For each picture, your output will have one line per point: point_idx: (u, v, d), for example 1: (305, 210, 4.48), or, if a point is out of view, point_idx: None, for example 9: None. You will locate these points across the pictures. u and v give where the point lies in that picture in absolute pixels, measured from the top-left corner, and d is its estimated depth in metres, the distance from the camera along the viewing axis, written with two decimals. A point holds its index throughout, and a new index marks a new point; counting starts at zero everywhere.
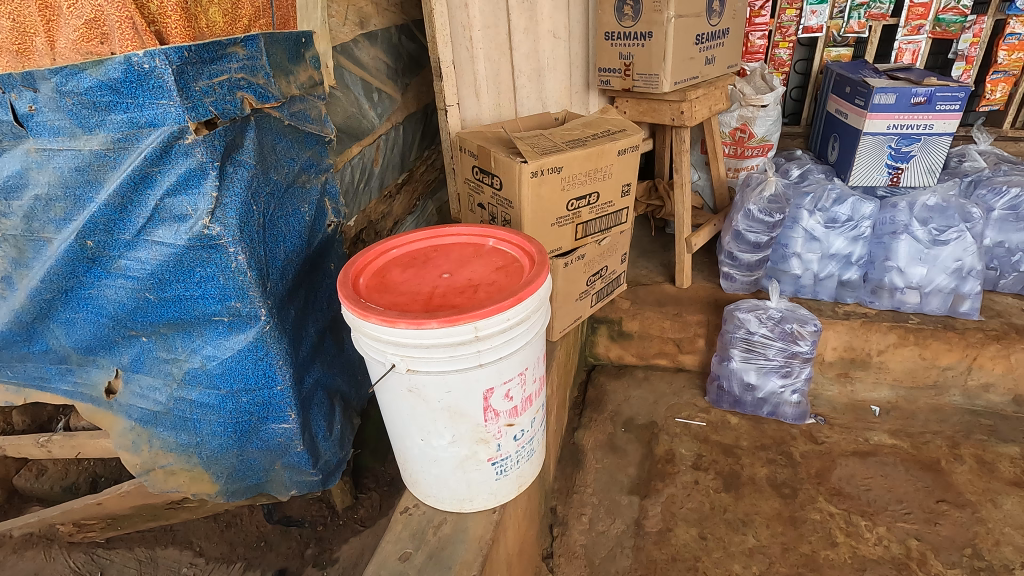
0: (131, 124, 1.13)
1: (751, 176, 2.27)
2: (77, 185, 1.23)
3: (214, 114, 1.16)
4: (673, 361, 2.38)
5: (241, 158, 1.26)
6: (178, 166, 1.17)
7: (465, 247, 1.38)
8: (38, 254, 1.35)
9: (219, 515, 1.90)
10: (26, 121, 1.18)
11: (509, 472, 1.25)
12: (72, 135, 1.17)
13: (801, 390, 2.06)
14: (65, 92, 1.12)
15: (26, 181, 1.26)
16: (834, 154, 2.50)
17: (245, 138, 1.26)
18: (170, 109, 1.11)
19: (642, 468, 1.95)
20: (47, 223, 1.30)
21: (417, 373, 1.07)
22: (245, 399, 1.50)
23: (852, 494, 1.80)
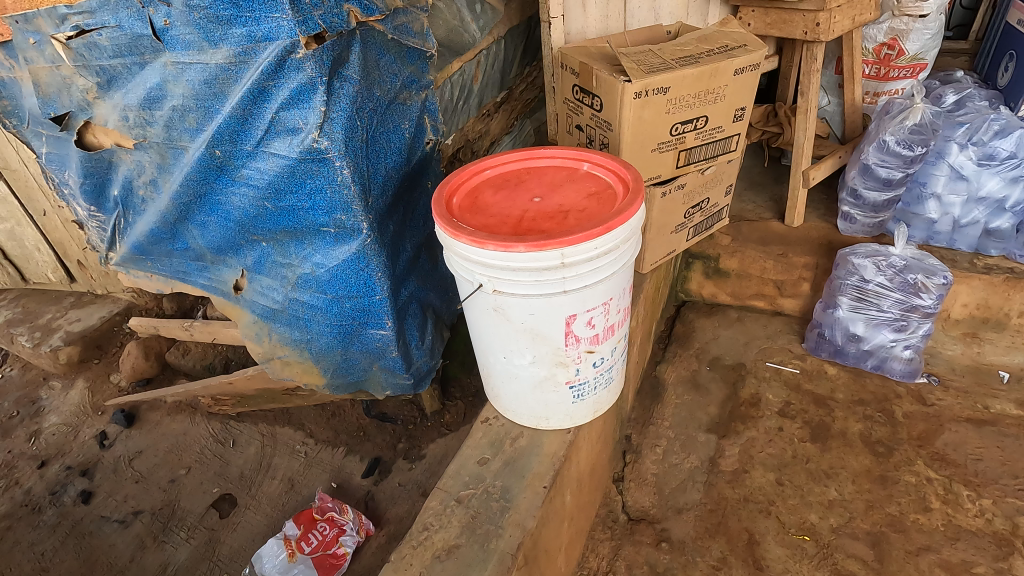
0: (249, 38, 1.20)
1: (892, 102, 1.98)
2: (205, 97, 1.33)
3: (322, 29, 1.19)
4: (771, 304, 2.25)
5: (347, 73, 1.29)
6: (290, 80, 1.23)
7: (559, 171, 1.35)
8: (177, 161, 1.50)
9: (326, 405, 2.14)
10: (163, 35, 1.27)
11: (586, 397, 1.28)
12: (200, 49, 1.25)
13: (915, 347, 1.89)
14: (193, 7, 1.20)
15: (164, 93, 1.38)
16: (1005, 77, 2.10)
17: (351, 53, 1.28)
18: (283, 23, 1.15)
19: (723, 409, 1.92)
20: (183, 132, 1.43)
21: (503, 294, 1.10)
22: (348, 305, 1.63)
23: (957, 461, 1.67)
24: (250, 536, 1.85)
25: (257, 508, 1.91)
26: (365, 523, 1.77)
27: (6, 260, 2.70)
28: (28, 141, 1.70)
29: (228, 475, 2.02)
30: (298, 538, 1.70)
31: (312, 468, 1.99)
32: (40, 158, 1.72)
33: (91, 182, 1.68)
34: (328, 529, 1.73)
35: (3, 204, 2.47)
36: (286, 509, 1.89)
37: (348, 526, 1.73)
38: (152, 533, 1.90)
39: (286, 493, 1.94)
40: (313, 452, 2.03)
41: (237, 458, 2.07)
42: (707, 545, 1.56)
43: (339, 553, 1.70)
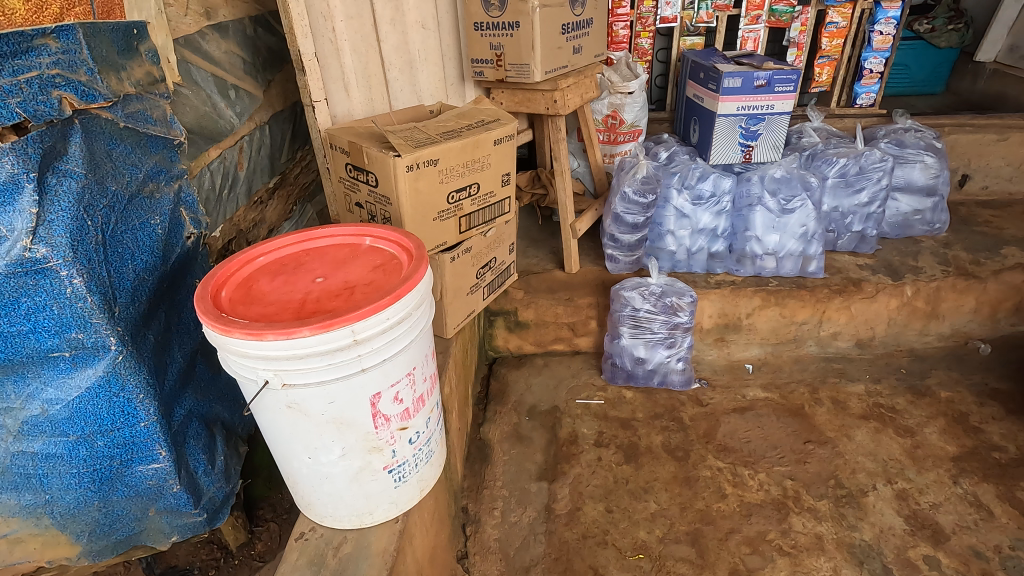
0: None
1: (625, 160, 2.37)
2: None
3: (24, 117, 1.00)
4: (569, 345, 2.45)
5: (66, 166, 1.09)
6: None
7: (341, 248, 1.30)
8: None
9: None
10: None
11: (408, 478, 1.18)
12: None
13: (685, 358, 2.20)
14: None
15: None
16: (695, 136, 2.68)
17: (70, 144, 1.10)
18: None
19: (548, 453, 2.00)
20: None
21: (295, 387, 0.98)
22: (102, 443, 1.32)
23: (735, 447, 1.96)
24: None
25: None
26: None
27: None
28: None
29: None
30: None
31: None
32: None
33: None
34: None
35: None
36: None
37: None
38: None
39: None
40: None
41: None
42: None
43: None
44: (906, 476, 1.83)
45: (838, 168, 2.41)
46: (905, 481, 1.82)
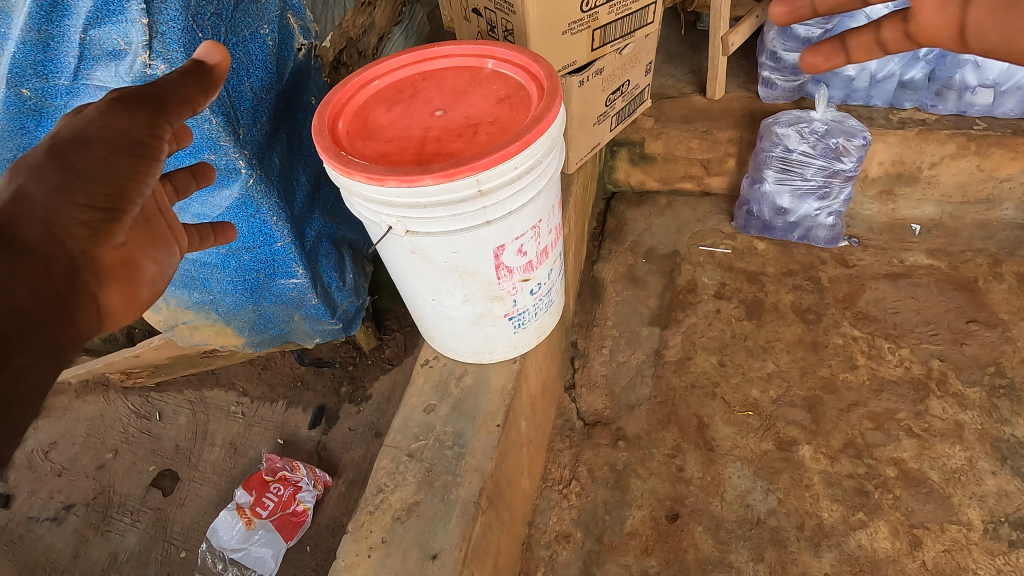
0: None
1: None
2: None
3: None
4: (699, 185, 2.20)
5: None
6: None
7: (461, 74, 1.15)
8: None
9: (254, 359, 1.98)
10: None
11: (527, 325, 1.20)
12: None
13: (838, 212, 1.91)
14: None
15: None
16: None
17: None
18: None
19: (662, 299, 1.93)
20: None
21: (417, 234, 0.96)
22: (248, 257, 1.44)
23: (878, 317, 1.77)
24: (201, 508, 1.76)
25: (203, 478, 1.81)
26: (320, 475, 1.70)
27: None
28: None
29: (163, 450, 1.88)
30: (252, 505, 1.62)
31: (253, 427, 1.88)
32: None
33: None
34: (283, 489, 1.65)
35: None
36: (234, 475, 1.80)
37: (304, 482, 1.66)
38: (91, 524, 1.77)
39: (230, 458, 1.83)
40: (250, 411, 1.91)
41: (168, 430, 1.91)
42: (662, 436, 1.62)
43: (299, 511, 1.64)
44: None
45: None
46: None
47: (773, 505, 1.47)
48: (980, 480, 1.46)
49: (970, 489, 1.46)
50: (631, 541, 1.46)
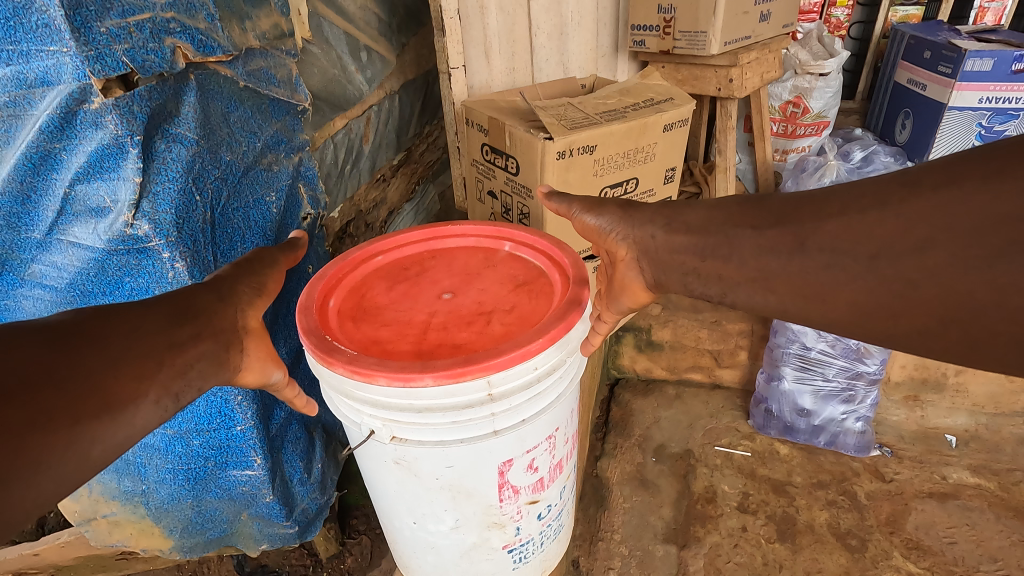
0: (19, 82, 0.82)
1: (806, 160, 2.13)
2: None
3: (130, 68, 0.83)
4: (708, 377, 2.07)
5: (177, 130, 0.94)
6: (85, 141, 0.86)
7: (475, 254, 1.05)
8: None
9: (182, 562, 1.62)
10: None
11: (529, 558, 1.03)
12: None
13: (866, 417, 1.77)
14: None
15: None
16: (904, 134, 2.29)
17: (183, 104, 0.94)
18: (63, 58, 0.78)
19: (678, 509, 1.65)
20: None
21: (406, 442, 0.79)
22: (198, 442, 1.20)
23: (933, 548, 1.51)
24: None
25: None
26: None
27: None
28: None
29: None
30: None
31: None
32: None
33: None
34: None
35: None
36: None
37: None
38: None
39: None
40: None
41: None
42: None
43: None
44: None
45: None
46: None
47: None
48: None
49: None
50: None
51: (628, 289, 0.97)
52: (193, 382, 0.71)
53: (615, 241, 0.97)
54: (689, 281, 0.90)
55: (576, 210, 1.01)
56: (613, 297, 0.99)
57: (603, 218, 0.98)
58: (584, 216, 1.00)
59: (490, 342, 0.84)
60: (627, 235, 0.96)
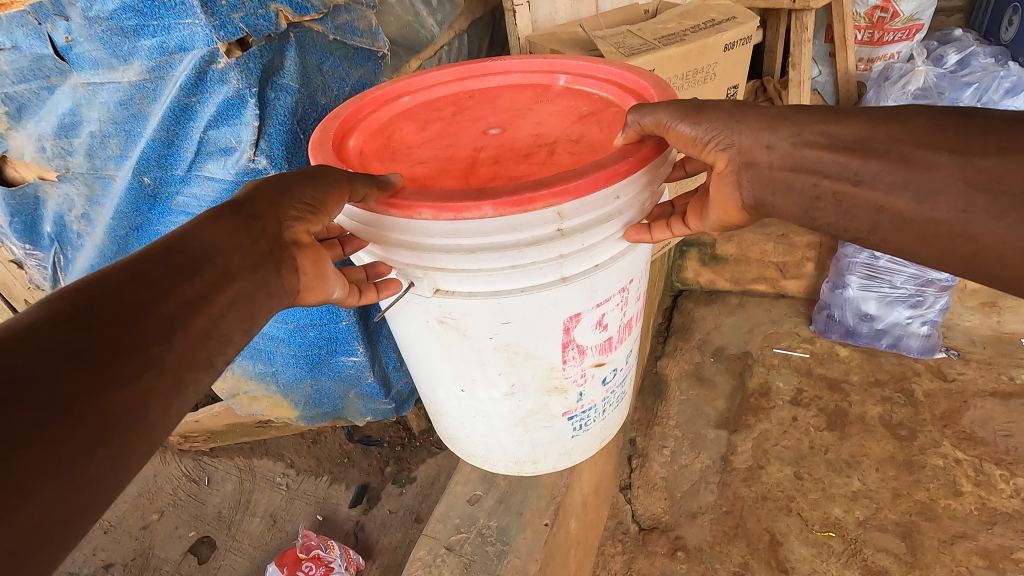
0: (162, 50, 1.05)
1: (892, 67, 2.02)
2: (124, 120, 1.17)
3: (245, 32, 1.04)
4: (773, 287, 2.12)
5: (282, 82, 1.14)
6: (215, 95, 1.09)
7: (522, 90, 1.08)
8: (106, 191, 1.32)
9: (305, 432, 2.00)
10: (66, 54, 1.08)
11: (589, 426, 1.12)
12: (110, 67, 1.08)
13: (933, 322, 1.77)
14: (92, 18, 1.02)
15: (79, 118, 1.19)
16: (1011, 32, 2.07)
17: (286, 59, 1.13)
18: (196, 29, 1.00)
19: (732, 401, 1.78)
20: (107, 160, 1.25)
21: (457, 289, 0.84)
22: (313, 334, 1.47)
23: (986, 439, 1.57)
24: None
25: (239, 549, 1.75)
26: (353, 557, 1.62)
27: None
28: None
29: (205, 516, 1.85)
30: None
31: (295, 501, 1.83)
32: None
33: (18, 219, 1.43)
34: (314, 569, 1.55)
35: None
36: (269, 549, 1.73)
37: (336, 564, 1.57)
38: None
39: (268, 530, 1.77)
40: (294, 484, 1.87)
41: (212, 496, 1.90)
42: (726, 551, 1.44)
43: None
44: None
45: None
46: None
47: None
48: None
49: None
50: None
51: (716, 205, 0.84)
52: (229, 333, 0.66)
53: (715, 153, 0.78)
54: (816, 211, 0.76)
55: (670, 118, 0.78)
56: (700, 209, 0.87)
57: (707, 125, 0.77)
58: (681, 126, 0.78)
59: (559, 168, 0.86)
60: (730, 144, 0.77)
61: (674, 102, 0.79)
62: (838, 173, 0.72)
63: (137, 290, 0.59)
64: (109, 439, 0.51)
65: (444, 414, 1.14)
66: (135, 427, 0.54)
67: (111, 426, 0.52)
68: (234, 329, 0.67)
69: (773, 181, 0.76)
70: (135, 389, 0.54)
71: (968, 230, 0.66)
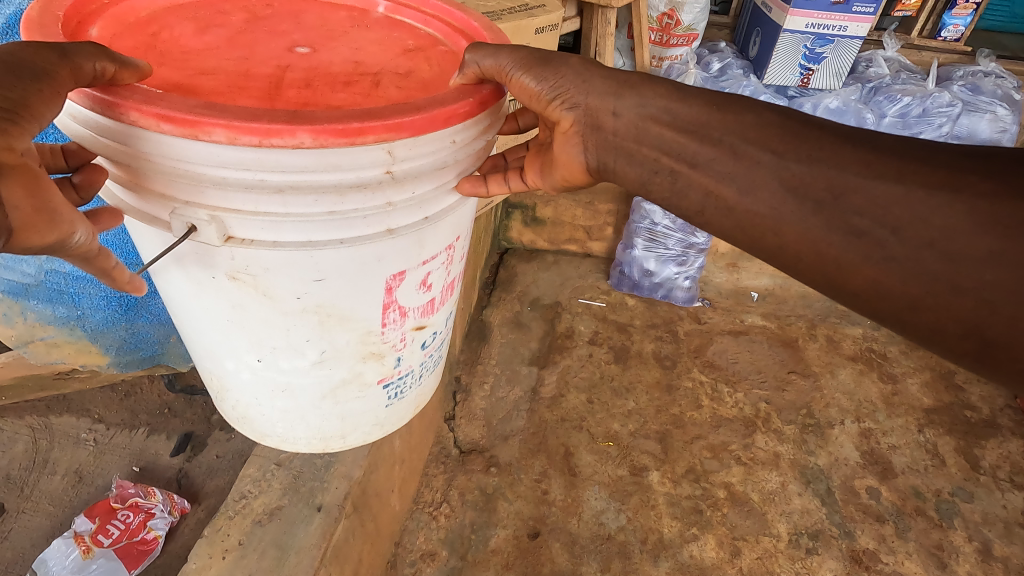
0: None
1: (673, 68, 2.43)
2: None
3: None
4: (582, 248, 2.46)
5: None
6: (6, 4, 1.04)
7: (335, 10, 0.95)
8: None
9: (116, 385, 1.88)
10: None
11: (404, 394, 1.04)
12: None
13: (693, 277, 2.24)
14: None
15: None
16: (755, 50, 2.60)
17: None
18: None
19: (542, 342, 2.09)
20: None
21: (260, 236, 0.70)
22: None
23: (721, 365, 2.07)
24: (28, 541, 1.56)
25: (35, 509, 1.61)
26: (178, 501, 1.61)
27: None
28: None
29: None
30: (94, 532, 1.50)
31: (105, 455, 1.73)
32: None
33: None
34: (131, 516, 1.54)
35: None
36: (74, 505, 1.63)
37: (157, 509, 1.56)
38: None
39: (72, 487, 1.66)
40: (104, 438, 1.76)
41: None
42: (530, 463, 1.73)
43: (148, 538, 1.53)
44: (875, 417, 1.98)
45: (900, 106, 2.33)
46: (873, 421, 1.97)
47: (623, 522, 1.63)
48: (789, 499, 1.74)
49: (781, 507, 1.72)
50: (493, 558, 1.53)
51: (562, 165, 0.86)
52: None
53: (562, 113, 0.79)
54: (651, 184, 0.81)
55: (512, 67, 0.76)
56: (543, 166, 0.89)
57: (552, 81, 0.77)
58: (523, 77, 0.76)
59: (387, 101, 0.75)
60: (576, 105, 0.78)
61: (514, 48, 0.76)
62: (677, 152, 0.77)
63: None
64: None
65: (237, 389, 0.97)
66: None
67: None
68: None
69: (620, 149, 0.80)
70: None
71: (779, 227, 0.73)
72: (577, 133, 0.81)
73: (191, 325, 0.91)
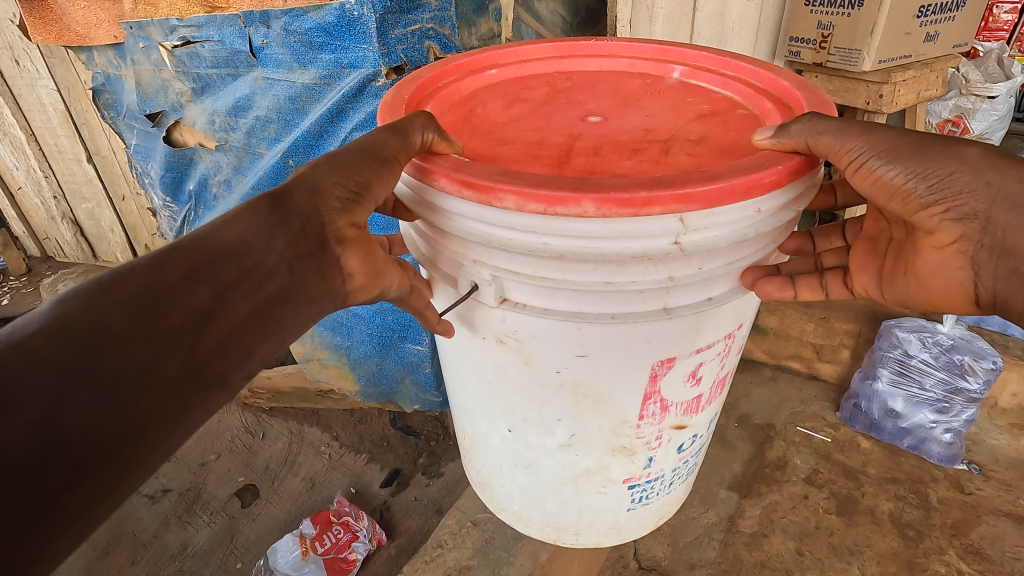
0: (337, 64, 1.40)
1: None
2: (288, 111, 1.56)
3: (403, 61, 1.35)
4: (807, 368, 2.21)
5: None
6: (367, 105, 1.40)
7: (632, 77, 1.08)
8: (252, 165, 1.74)
9: (354, 411, 2.22)
10: (258, 53, 1.50)
11: (647, 501, 1.08)
12: (290, 69, 1.48)
13: (956, 431, 1.83)
14: (291, 31, 1.41)
15: (251, 103, 1.61)
16: None
17: None
18: (369, 53, 1.33)
19: (747, 467, 1.88)
20: (262, 140, 1.67)
21: (531, 302, 0.79)
22: (390, 318, 1.72)
23: (993, 557, 1.60)
24: (268, 528, 1.88)
25: (277, 503, 1.95)
26: (377, 532, 1.80)
27: (84, 238, 3.10)
28: (121, 131, 2.08)
29: (254, 466, 2.07)
30: (313, 538, 1.74)
31: (334, 470, 2.03)
32: (130, 149, 2.09)
33: (174, 174, 1.97)
34: (342, 533, 1.76)
35: (88, 185, 2.81)
36: (304, 507, 1.93)
37: (362, 533, 1.77)
38: (177, 512, 1.95)
39: (306, 491, 1.97)
40: (336, 455, 2.08)
41: (264, 450, 2.12)
42: None
43: (349, 558, 1.73)
44: None
45: None
46: None
47: None
48: None
49: None
50: None
51: (930, 288, 0.76)
52: (247, 350, 0.64)
53: (944, 223, 0.70)
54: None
55: (866, 155, 0.73)
56: (900, 280, 0.79)
57: (934, 182, 0.69)
58: (882, 168, 0.72)
59: (676, 167, 0.78)
60: (961, 217, 0.69)
61: (874, 135, 0.73)
62: None
63: (142, 303, 0.56)
64: (91, 472, 0.50)
65: (486, 455, 1.11)
66: (134, 454, 0.53)
67: (99, 455, 0.50)
68: (258, 341, 0.65)
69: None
70: (136, 411, 0.53)
71: None
72: (960, 251, 0.70)
73: (461, 390, 1.06)
